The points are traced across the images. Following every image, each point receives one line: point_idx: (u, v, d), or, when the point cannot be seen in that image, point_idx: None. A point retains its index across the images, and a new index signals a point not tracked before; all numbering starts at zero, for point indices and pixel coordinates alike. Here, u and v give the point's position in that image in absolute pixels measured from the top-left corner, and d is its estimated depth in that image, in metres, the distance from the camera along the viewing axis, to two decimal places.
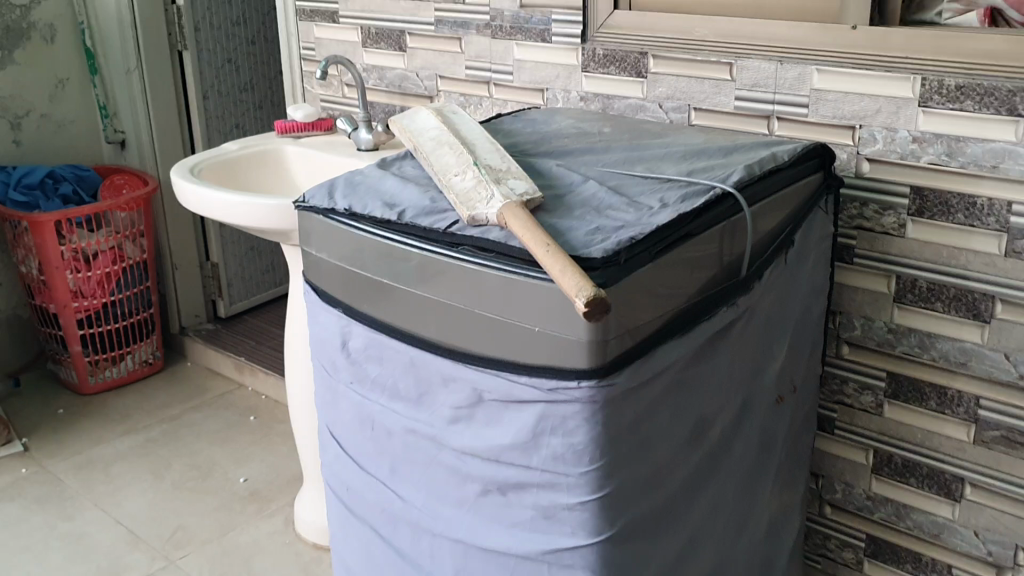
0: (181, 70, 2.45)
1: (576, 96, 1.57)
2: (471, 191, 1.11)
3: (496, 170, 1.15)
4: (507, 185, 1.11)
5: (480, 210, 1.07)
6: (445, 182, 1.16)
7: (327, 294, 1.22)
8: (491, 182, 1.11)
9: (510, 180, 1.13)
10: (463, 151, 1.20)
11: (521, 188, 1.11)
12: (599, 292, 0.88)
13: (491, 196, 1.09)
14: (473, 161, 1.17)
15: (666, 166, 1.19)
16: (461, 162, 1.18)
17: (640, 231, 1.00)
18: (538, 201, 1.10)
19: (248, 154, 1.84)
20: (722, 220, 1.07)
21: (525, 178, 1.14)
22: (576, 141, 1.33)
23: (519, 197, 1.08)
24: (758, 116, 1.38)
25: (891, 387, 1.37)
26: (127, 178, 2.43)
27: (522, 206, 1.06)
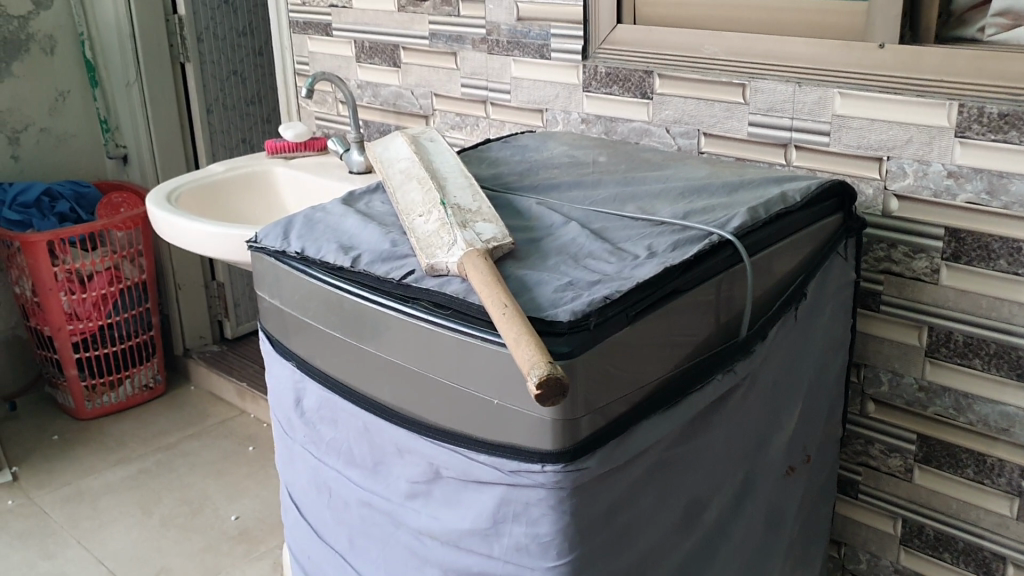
0: (184, 82, 2.36)
1: (577, 118, 1.44)
2: (432, 235, 0.98)
3: (465, 211, 1.02)
4: (474, 228, 0.98)
5: (439, 258, 0.94)
6: (408, 223, 1.02)
7: (280, 346, 1.09)
8: (456, 225, 0.98)
9: (478, 222, 0.99)
10: (432, 188, 1.07)
11: (489, 232, 0.97)
12: (556, 369, 0.72)
13: (453, 242, 0.95)
14: (441, 199, 1.04)
15: (660, 208, 1.05)
16: (428, 201, 1.05)
17: (618, 288, 0.85)
18: (508, 248, 0.96)
19: (233, 177, 1.73)
20: (719, 272, 0.92)
21: (496, 219, 1.00)
22: (567, 173, 1.19)
23: (485, 244, 0.94)
24: (774, 143, 1.23)
25: (922, 450, 1.21)
26: (125, 197, 2.29)
27: (486, 256, 0.92)
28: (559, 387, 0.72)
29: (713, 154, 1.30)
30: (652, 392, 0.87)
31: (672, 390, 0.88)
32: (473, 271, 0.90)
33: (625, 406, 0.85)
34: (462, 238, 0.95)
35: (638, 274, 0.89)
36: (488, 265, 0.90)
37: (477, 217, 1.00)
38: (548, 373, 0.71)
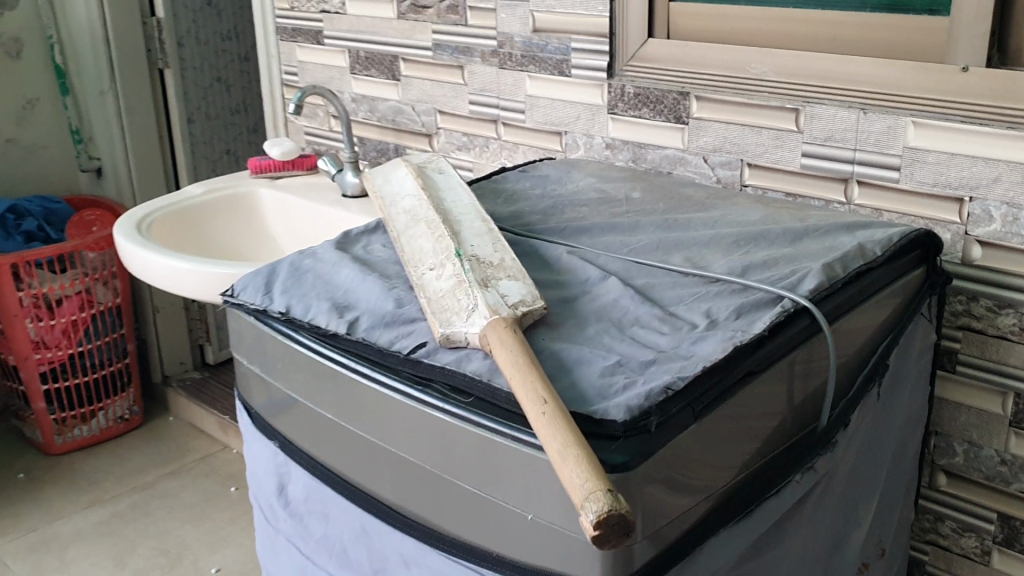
0: (163, 91, 2.19)
1: (600, 143, 1.28)
2: (447, 296, 0.82)
3: (485, 263, 0.86)
4: (498, 287, 0.82)
5: (458, 327, 0.78)
6: (416, 278, 0.87)
7: (260, 422, 0.95)
8: (476, 283, 0.82)
9: (501, 278, 0.83)
10: (443, 233, 0.91)
11: (515, 291, 0.81)
12: (614, 501, 0.58)
13: (473, 306, 0.79)
14: (456, 248, 0.88)
15: (711, 259, 0.90)
16: (440, 250, 0.89)
17: (680, 376, 0.70)
18: (540, 311, 0.80)
19: (212, 200, 1.57)
20: (794, 347, 0.77)
21: (523, 275, 0.84)
22: (596, 214, 1.03)
23: (512, 308, 0.79)
24: (832, 177, 1.07)
25: (1003, 532, 1.06)
26: (97, 215, 2.15)
27: (515, 324, 0.77)
28: (620, 520, 0.58)
29: (758, 188, 1.14)
30: (716, 504, 0.72)
31: (741, 498, 0.74)
32: (498, 345, 0.74)
33: (685, 525, 0.70)
34: (484, 302, 0.79)
35: (700, 353, 0.73)
36: (515, 337, 0.75)
37: (499, 272, 0.84)
38: (603, 508, 0.57)
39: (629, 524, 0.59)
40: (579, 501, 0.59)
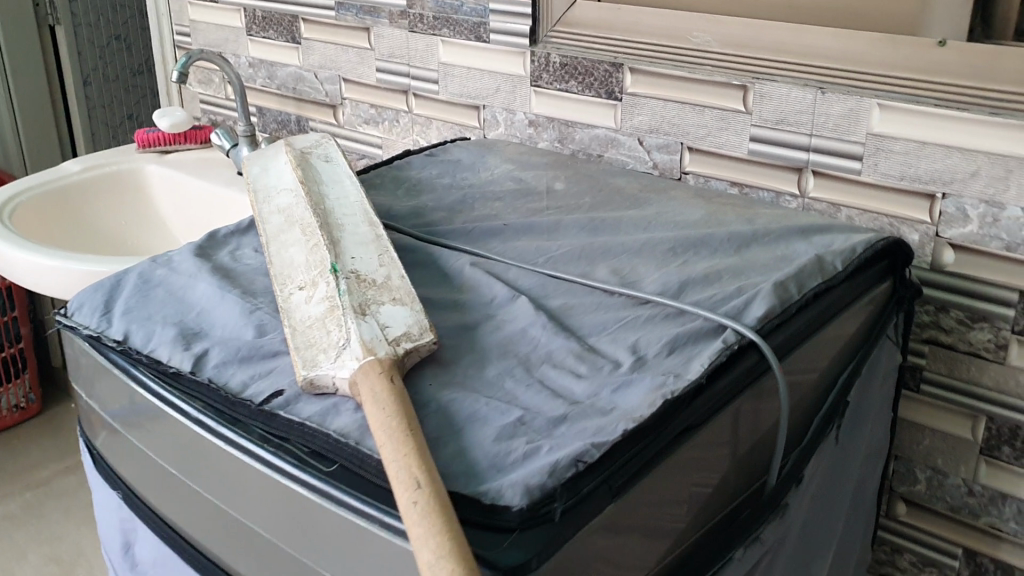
0: (55, 50, 1.99)
1: (523, 119, 1.12)
2: (316, 327, 0.67)
3: (366, 283, 0.70)
4: (378, 315, 0.67)
5: (323, 369, 0.62)
6: (282, 299, 0.71)
7: (102, 468, 0.79)
8: (351, 310, 0.67)
9: (383, 303, 0.68)
10: (319, 241, 0.75)
11: (399, 321, 0.66)
12: None
13: (344, 341, 0.64)
14: (332, 262, 0.72)
15: (642, 272, 0.75)
16: (314, 264, 0.73)
17: (597, 441, 0.55)
18: (428, 346, 0.65)
19: (91, 179, 1.39)
20: (739, 393, 0.63)
21: (410, 297, 0.69)
22: (510, 211, 0.87)
23: (392, 346, 0.63)
24: (784, 166, 0.93)
25: (968, 570, 0.93)
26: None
27: (393, 367, 0.62)
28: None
29: (699, 175, 1.00)
30: None
31: None
32: (369, 401, 0.58)
33: None
34: (357, 337, 0.64)
35: (624, 407, 0.58)
36: (392, 388, 0.59)
37: (381, 295, 0.69)
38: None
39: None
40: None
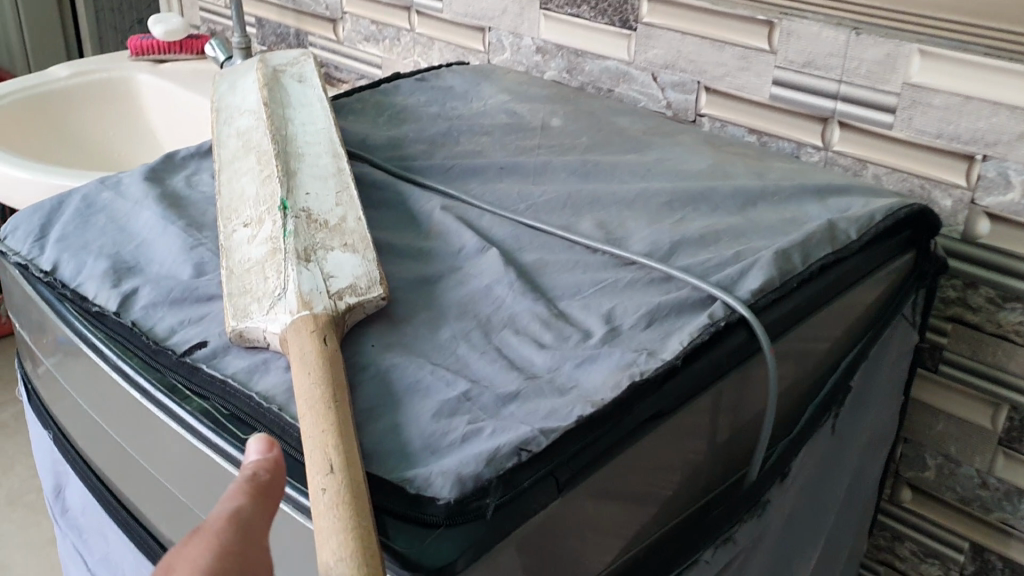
0: None
1: (530, 45, 1.03)
2: (254, 272, 0.60)
3: (316, 225, 0.63)
4: (323, 263, 0.60)
5: (253, 323, 0.55)
6: (224, 237, 0.64)
7: (35, 405, 0.73)
8: (293, 257, 0.59)
9: (332, 249, 0.61)
10: (272, 173, 0.68)
11: (345, 272, 0.59)
12: None
13: (279, 292, 0.57)
14: (282, 197, 0.65)
15: (631, 228, 0.67)
16: (263, 200, 0.66)
17: (545, 427, 0.47)
18: (376, 302, 0.58)
19: (79, 85, 1.32)
20: (723, 375, 0.55)
21: (362, 241, 0.62)
22: (498, 149, 0.79)
23: (332, 301, 0.56)
24: (808, 114, 0.84)
25: (974, 565, 0.86)
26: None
27: (330, 323, 0.55)
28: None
29: (715, 119, 0.90)
30: None
31: None
32: (296, 365, 0.51)
33: None
34: (294, 288, 0.57)
35: (584, 387, 0.50)
36: (321, 350, 0.52)
37: (331, 240, 0.62)
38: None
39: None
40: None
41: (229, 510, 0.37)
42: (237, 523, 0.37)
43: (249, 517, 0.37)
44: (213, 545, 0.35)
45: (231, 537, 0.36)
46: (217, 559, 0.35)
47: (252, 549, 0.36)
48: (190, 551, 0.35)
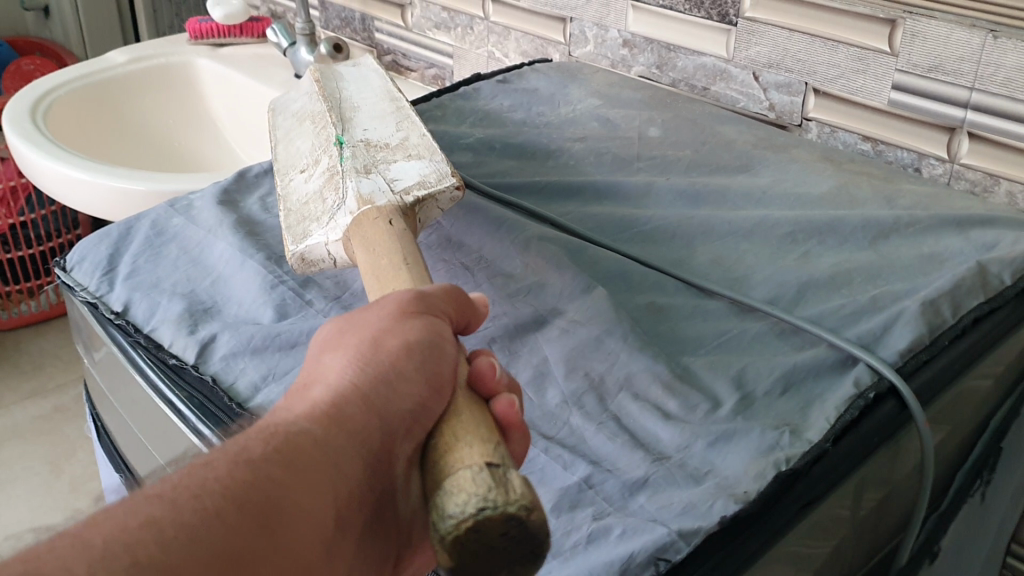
0: None
1: (616, 37, 0.96)
2: (314, 201, 0.58)
3: (375, 146, 0.61)
4: (386, 173, 0.58)
5: (313, 237, 0.55)
6: (283, 187, 0.62)
7: (107, 445, 0.69)
8: (351, 172, 0.58)
9: (395, 161, 0.59)
10: (326, 124, 0.65)
11: (410, 174, 0.58)
12: (498, 451, 0.34)
13: (339, 203, 0.56)
14: (338, 135, 0.63)
15: (752, 265, 0.60)
16: (319, 142, 0.63)
17: (684, 528, 0.41)
18: (450, 192, 0.57)
19: (139, 73, 1.27)
20: (874, 451, 0.48)
21: (426, 152, 0.60)
22: (592, 163, 0.73)
23: (400, 198, 0.55)
24: (933, 123, 0.76)
25: None
26: (38, 62, 1.62)
27: (399, 215, 0.54)
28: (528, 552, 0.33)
29: (824, 123, 0.83)
30: None
31: None
32: (363, 247, 0.51)
33: None
34: (354, 193, 0.56)
35: (721, 473, 0.45)
36: (387, 239, 0.51)
37: (392, 155, 0.60)
38: (454, 561, 0.33)
39: (536, 528, 0.32)
40: (433, 501, 0.33)
41: (393, 301, 0.40)
42: (389, 313, 0.39)
43: (403, 308, 0.40)
44: (365, 332, 0.39)
45: (380, 322, 0.39)
46: (360, 345, 0.38)
47: (396, 334, 0.38)
48: (349, 338, 0.39)
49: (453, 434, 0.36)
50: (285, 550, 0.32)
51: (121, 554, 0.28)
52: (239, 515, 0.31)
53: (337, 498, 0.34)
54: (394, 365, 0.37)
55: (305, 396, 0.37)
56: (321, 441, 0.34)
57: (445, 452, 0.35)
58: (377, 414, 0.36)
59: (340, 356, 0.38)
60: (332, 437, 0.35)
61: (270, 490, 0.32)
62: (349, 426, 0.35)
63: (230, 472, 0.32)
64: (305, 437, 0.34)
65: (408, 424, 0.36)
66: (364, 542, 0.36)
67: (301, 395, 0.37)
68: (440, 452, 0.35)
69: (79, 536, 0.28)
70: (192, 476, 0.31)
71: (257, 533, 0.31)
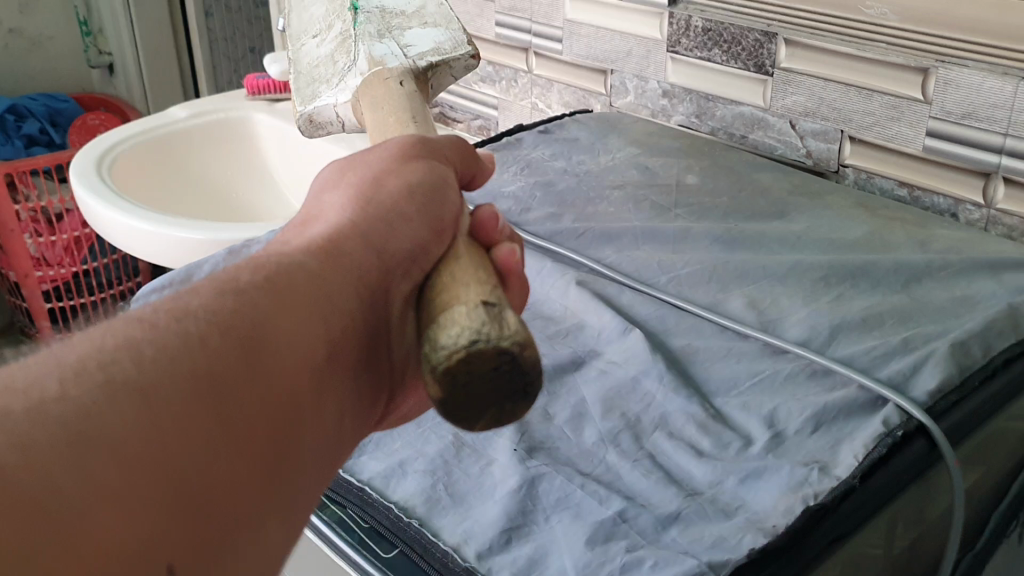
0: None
1: (656, 88, 0.99)
2: (327, 67, 0.68)
3: (390, 13, 0.68)
4: (402, 37, 0.66)
5: (322, 101, 0.65)
6: (300, 54, 0.72)
7: None
8: (367, 36, 0.65)
9: (411, 28, 0.67)
10: None
11: (424, 41, 0.66)
12: (493, 293, 0.41)
13: (352, 65, 0.64)
14: (353, 1, 0.69)
15: (786, 308, 0.62)
16: (336, 9, 0.71)
17: (713, 559, 0.43)
18: (464, 59, 0.66)
19: (199, 127, 1.32)
20: (904, 489, 0.49)
21: (438, 24, 0.68)
22: (631, 209, 0.75)
23: (413, 61, 0.64)
24: (968, 169, 0.77)
25: None
26: (103, 117, 1.68)
27: (408, 74, 0.61)
28: (518, 390, 0.38)
29: (861, 170, 0.85)
30: None
31: None
32: (371, 103, 0.59)
33: None
34: (366, 54, 0.64)
35: (752, 509, 0.47)
36: (393, 91, 0.59)
37: (409, 22, 0.68)
38: (441, 394, 0.38)
39: (528, 364, 0.38)
40: (429, 339, 0.39)
41: (396, 146, 0.48)
42: (390, 156, 0.47)
43: (402, 152, 0.47)
44: (366, 173, 0.45)
45: (381, 163, 0.46)
46: (362, 181, 0.45)
47: (396, 174, 0.45)
48: (353, 175, 0.46)
49: (453, 275, 0.43)
50: (274, 373, 0.35)
51: (96, 371, 0.29)
52: (240, 328, 0.34)
53: (347, 313, 0.40)
54: (394, 207, 0.44)
55: (305, 230, 0.42)
56: (314, 271, 0.39)
57: (448, 289, 0.42)
58: (377, 252, 0.42)
59: (342, 192, 0.45)
60: (340, 262, 0.40)
61: (258, 314, 0.35)
62: (345, 261, 0.41)
63: (219, 298, 0.35)
64: (301, 269, 0.39)
65: (409, 265, 0.43)
66: (360, 376, 0.41)
67: (308, 225, 0.43)
68: (441, 288, 0.42)
69: (53, 356, 0.30)
70: (182, 301, 0.34)
71: (282, 327, 0.36)
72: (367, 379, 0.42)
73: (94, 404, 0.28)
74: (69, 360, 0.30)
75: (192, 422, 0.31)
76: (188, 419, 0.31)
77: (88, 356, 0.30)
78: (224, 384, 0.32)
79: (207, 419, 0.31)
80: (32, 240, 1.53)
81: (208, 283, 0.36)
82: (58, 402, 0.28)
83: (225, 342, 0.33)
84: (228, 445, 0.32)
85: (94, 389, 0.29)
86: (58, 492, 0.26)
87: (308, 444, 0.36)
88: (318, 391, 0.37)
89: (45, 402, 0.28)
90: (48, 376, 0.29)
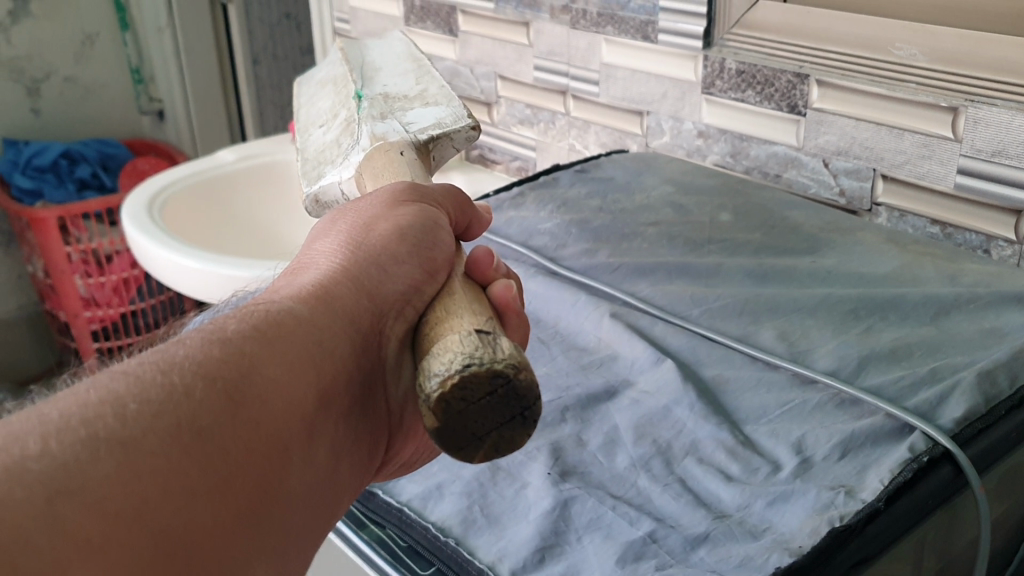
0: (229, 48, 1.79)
1: (691, 129, 1.01)
2: (330, 148, 0.70)
3: (393, 98, 0.72)
4: (405, 118, 0.68)
5: (326, 179, 0.65)
6: (309, 137, 0.76)
7: None
8: (369, 118, 0.68)
9: (412, 108, 0.70)
10: (349, 85, 0.77)
11: (428, 118, 0.68)
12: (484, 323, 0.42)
13: (355, 145, 0.66)
14: (358, 91, 0.75)
15: (815, 340, 0.63)
16: (341, 97, 0.76)
17: None
18: (465, 131, 0.67)
19: (246, 169, 1.37)
20: (931, 513, 0.50)
21: (446, 99, 0.71)
22: (665, 245, 0.77)
23: (413, 135, 0.65)
24: (1000, 206, 0.78)
25: None
26: (152, 163, 1.74)
27: (409, 149, 0.63)
28: (516, 414, 0.40)
29: (894, 208, 0.86)
30: None
31: None
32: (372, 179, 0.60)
33: None
34: (369, 133, 0.65)
35: (779, 531, 0.48)
36: (394, 163, 0.61)
37: (411, 104, 0.71)
38: (438, 423, 0.39)
39: (523, 386, 0.39)
40: (421, 371, 0.40)
41: (386, 193, 0.50)
42: (378, 203, 0.50)
43: (389, 200, 0.50)
44: (355, 221, 0.49)
45: (370, 211, 0.49)
46: (351, 229, 0.48)
47: (384, 221, 0.48)
48: (343, 223, 0.49)
49: (447, 309, 0.45)
50: (259, 413, 0.38)
51: (79, 428, 0.33)
52: (226, 375, 0.38)
53: (334, 359, 0.43)
54: (381, 251, 0.47)
55: (299, 276, 0.46)
56: (305, 318, 0.42)
57: (444, 319, 0.44)
58: (368, 296, 0.45)
59: (331, 239, 0.48)
60: (328, 309, 0.43)
61: (244, 360, 0.39)
62: (334, 306, 0.44)
63: (207, 347, 0.38)
64: (291, 317, 0.42)
65: (400, 305, 0.46)
66: (354, 411, 0.44)
67: (298, 272, 0.47)
68: (437, 321, 0.44)
69: (41, 414, 0.34)
70: (171, 353, 0.38)
71: (269, 371, 0.39)
72: (360, 412, 0.45)
73: (74, 460, 0.32)
74: (56, 419, 0.33)
75: (172, 468, 0.34)
76: (168, 465, 0.34)
77: (73, 415, 0.34)
78: (208, 432, 0.36)
79: (190, 469, 0.34)
80: (82, 281, 1.59)
81: (198, 336, 0.39)
82: (43, 458, 0.32)
83: (210, 392, 0.37)
84: (209, 492, 0.35)
85: (77, 445, 0.32)
86: (41, 545, 0.30)
87: (296, 478, 0.39)
88: (309, 433, 0.40)
89: (30, 457, 0.31)
90: (34, 435, 0.32)
